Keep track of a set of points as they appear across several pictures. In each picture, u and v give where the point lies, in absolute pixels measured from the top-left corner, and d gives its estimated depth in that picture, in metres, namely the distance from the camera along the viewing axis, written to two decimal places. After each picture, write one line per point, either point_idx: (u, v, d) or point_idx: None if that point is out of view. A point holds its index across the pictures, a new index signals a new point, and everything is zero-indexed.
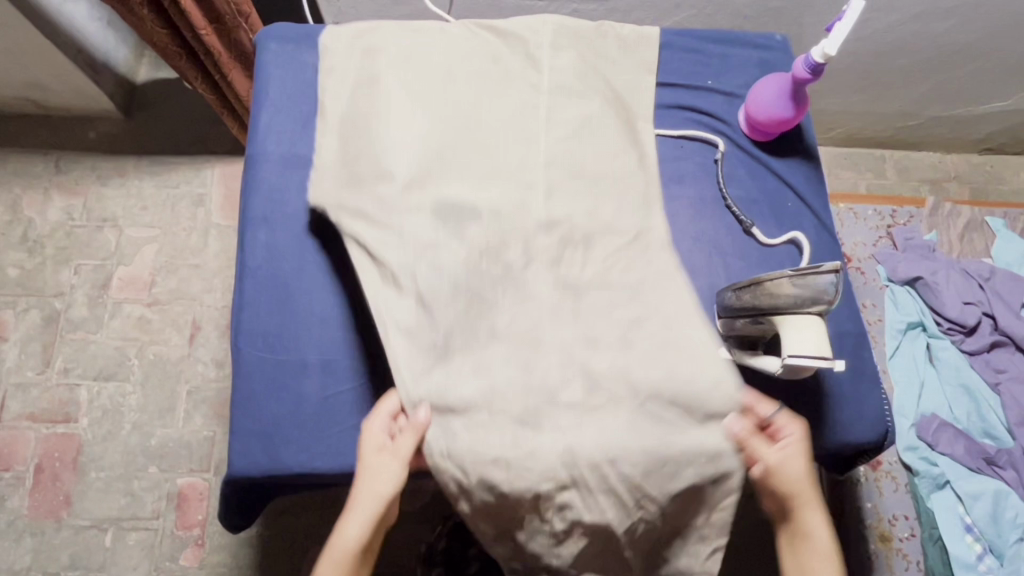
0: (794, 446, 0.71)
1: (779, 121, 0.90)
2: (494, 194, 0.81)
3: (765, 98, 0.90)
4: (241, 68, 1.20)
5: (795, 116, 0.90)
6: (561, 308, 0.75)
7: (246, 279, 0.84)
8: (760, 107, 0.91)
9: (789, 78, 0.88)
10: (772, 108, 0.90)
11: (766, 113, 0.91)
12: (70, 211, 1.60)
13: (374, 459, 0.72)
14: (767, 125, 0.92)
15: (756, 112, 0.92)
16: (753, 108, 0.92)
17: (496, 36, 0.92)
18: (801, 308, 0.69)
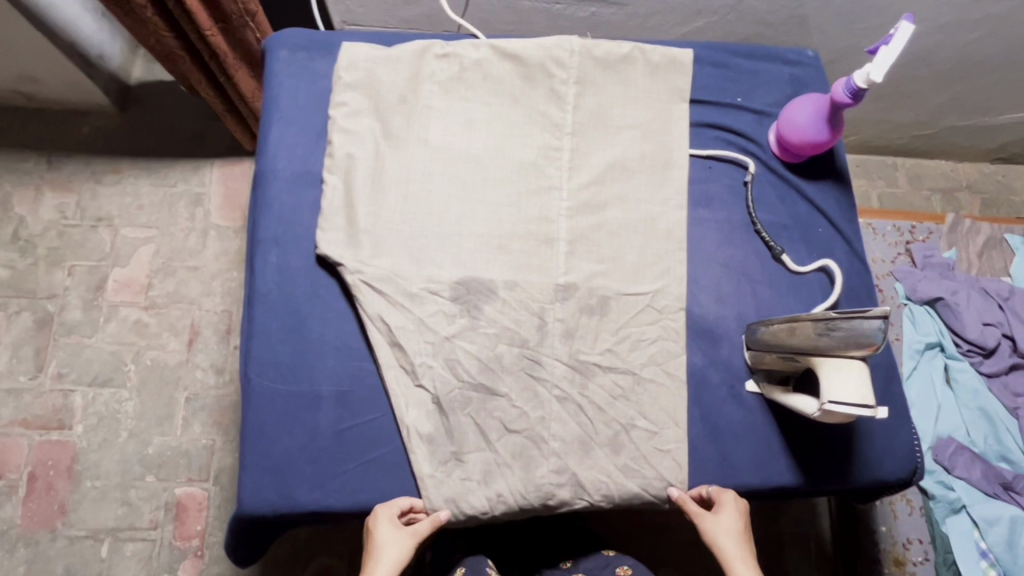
0: (730, 512, 0.76)
1: (810, 142, 0.87)
2: (516, 250, 0.84)
3: (798, 117, 0.87)
4: (245, 66, 1.15)
5: (830, 138, 0.86)
6: (569, 387, 0.80)
7: (256, 304, 0.80)
8: (794, 130, 0.87)
9: (825, 100, 0.84)
10: (808, 129, 0.86)
11: (797, 134, 0.87)
12: (63, 210, 1.54)
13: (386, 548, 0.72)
14: (799, 146, 0.88)
15: (787, 130, 0.88)
16: (786, 130, 0.88)
17: (518, 64, 0.90)
18: (843, 351, 0.67)
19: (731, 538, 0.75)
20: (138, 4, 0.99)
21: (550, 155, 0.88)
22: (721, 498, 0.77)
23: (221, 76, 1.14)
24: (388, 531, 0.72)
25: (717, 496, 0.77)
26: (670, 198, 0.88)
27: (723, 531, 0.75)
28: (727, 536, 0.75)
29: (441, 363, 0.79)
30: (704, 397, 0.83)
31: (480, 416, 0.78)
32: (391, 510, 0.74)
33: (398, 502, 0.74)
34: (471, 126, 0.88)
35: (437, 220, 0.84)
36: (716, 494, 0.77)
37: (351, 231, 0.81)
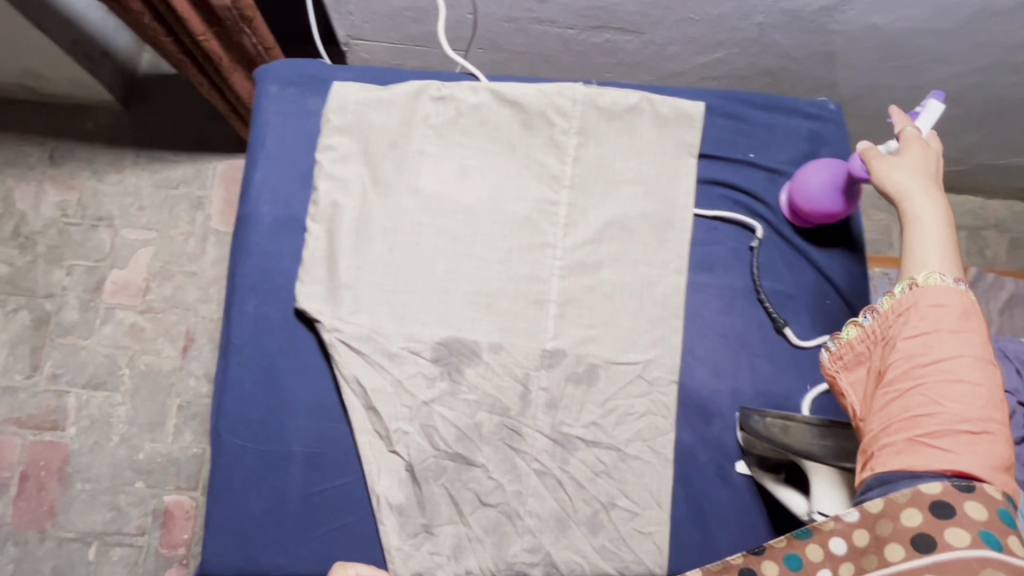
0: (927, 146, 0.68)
1: (823, 208, 0.81)
2: (503, 309, 0.80)
3: (813, 180, 0.81)
4: (242, 68, 1.08)
5: (844, 206, 0.81)
6: (550, 461, 0.77)
7: (230, 357, 0.78)
8: (806, 197, 0.82)
9: (842, 169, 0.79)
10: (823, 195, 0.81)
11: (811, 199, 0.81)
12: (64, 208, 1.45)
13: None
14: (812, 210, 0.82)
15: (800, 192, 0.83)
16: (798, 197, 0.83)
17: (518, 111, 0.85)
18: (835, 461, 0.64)
19: (928, 168, 0.66)
20: (132, 9, 0.90)
21: (546, 209, 0.83)
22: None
23: (215, 76, 1.07)
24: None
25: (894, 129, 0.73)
26: (669, 260, 0.83)
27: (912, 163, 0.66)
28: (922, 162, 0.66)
29: (418, 430, 0.76)
30: (691, 477, 0.79)
31: (454, 487, 0.75)
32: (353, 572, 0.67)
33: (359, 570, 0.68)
34: (465, 175, 0.83)
35: (421, 276, 0.80)
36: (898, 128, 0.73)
37: (331, 286, 0.78)
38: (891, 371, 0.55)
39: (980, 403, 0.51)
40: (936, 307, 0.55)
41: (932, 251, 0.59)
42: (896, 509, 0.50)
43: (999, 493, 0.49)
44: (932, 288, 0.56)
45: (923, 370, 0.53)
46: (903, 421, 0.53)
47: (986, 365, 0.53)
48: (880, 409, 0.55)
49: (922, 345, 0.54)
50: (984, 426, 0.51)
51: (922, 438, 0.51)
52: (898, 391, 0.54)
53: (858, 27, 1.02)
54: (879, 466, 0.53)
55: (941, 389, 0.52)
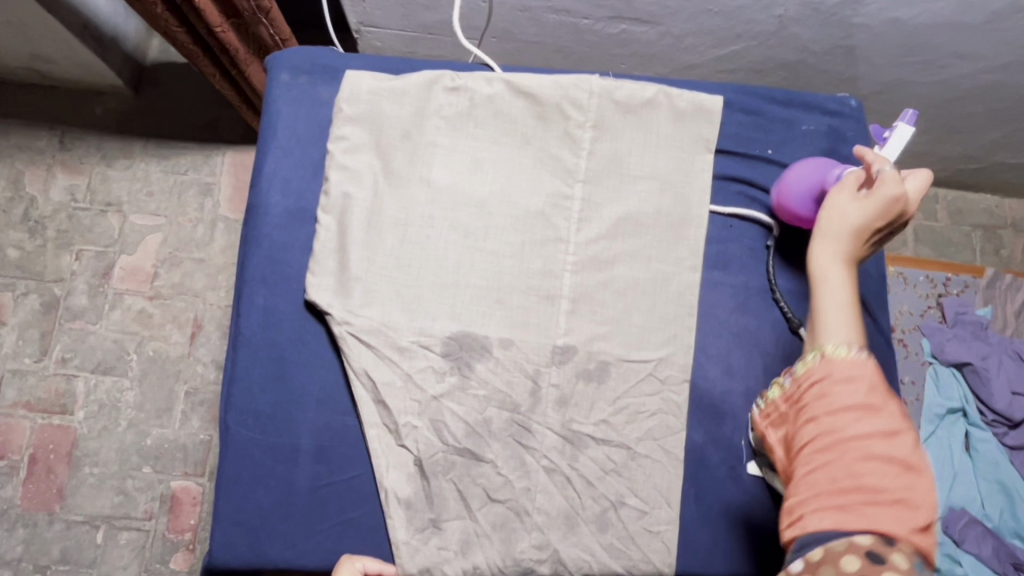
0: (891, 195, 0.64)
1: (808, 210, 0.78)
2: (514, 304, 0.80)
3: (800, 180, 0.78)
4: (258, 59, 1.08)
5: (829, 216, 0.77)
6: (559, 458, 0.76)
7: (240, 348, 0.77)
8: (784, 206, 0.80)
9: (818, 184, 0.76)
10: (807, 197, 0.78)
11: (796, 197, 0.79)
12: (73, 192, 1.45)
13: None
14: (793, 212, 0.80)
15: (784, 194, 0.80)
16: (778, 202, 0.81)
17: (532, 103, 0.84)
18: None
19: (869, 224, 0.64)
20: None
21: (560, 203, 0.82)
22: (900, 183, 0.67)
23: (231, 69, 1.06)
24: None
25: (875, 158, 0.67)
26: (684, 257, 0.82)
27: (853, 216, 0.64)
28: (867, 215, 0.63)
29: (427, 424, 0.75)
30: (701, 477, 0.79)
31: (463, 482, 0.75)
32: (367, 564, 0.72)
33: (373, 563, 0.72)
34: (478, 167, 0.82)
35: (432, 269, 0.79)
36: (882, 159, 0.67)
37: (341, 277, 0.77)
38: (813, 438, 0.56)
39: (894, 468, 0.52)
40: (842, 379, 0.56)
41: (839, 322, 0.60)
42: (833, 557, 0.49)
43: (915, 550, 0.49)
44: (843, 359, 0.57)
45: (842, 439, 0.54)
46: (827, 484, 0.53)
47: (899, 435, 0.53)
48: (806, 474, 0.55)
49: (839, 413, 0.55)
50: (901, 495, 0.51)
51: (847, 503, 0.51)
52: (812, 461, 0.55)
53: (881, 22, 1.00)
54: (801, 531, 0.53)
55: (861, 458, 0.53)
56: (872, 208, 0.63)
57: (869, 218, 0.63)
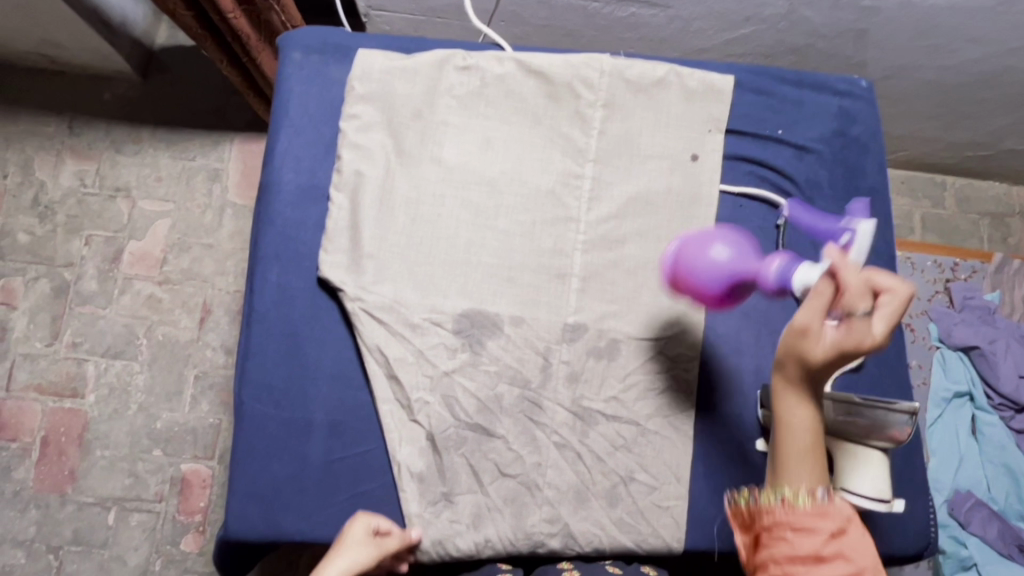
0: (865, 327, 0.53)
1: (717, 294, 0.70)
2: (524, 283, 0.80)
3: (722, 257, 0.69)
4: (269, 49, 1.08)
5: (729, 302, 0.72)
6: (570, 434, 0.77)
7: (253, 324, 0.78)
8: (697, 288, 0.71)
9: (743, 273, 0.70)
10: (724, 283, 0.70)
11: (715, 273, 0.69)
12: (83, 176, 1.44)
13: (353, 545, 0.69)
14: (704, 296, 0.71)
15: (697, 265, 0.70)
16: (690, 281, 0.71)
17: (544, 83, 0.84)
18: (867, 439, 0.64)
19: (833, 362, 0.55)
20: None
21: (570, 182, 0.83)
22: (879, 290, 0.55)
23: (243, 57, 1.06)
24: (364, 552, 0.68)
25: (841, 269, 0.56)
26: None
27: (816, 352, 0.55)
28: (830, 353, 0.54)
29: (439, 400, 0.76)
30: (711, 454, 0.79)
31: (474, 457, 0.76)
32: (375, 521, 0.71)
33: (381, 519, 0.72)
34: (489, 147, 0.82)
35: (444, 247, 0.80)
36: (845, 268, 0.56)
37: (354, 254, 0.78)
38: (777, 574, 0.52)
39: None
40: (808, 528, 0.53)
41: (801, 458, 0.57)
42: None
43: None
44: (803, 498, 0.54)
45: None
46: None
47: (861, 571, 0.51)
48: None
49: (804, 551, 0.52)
50: None
51: None
52: None
53: (891, 5, 0.99)
54: None
55: None
56: (849, 340, 0.54)
57: (845, 350, 0.54)
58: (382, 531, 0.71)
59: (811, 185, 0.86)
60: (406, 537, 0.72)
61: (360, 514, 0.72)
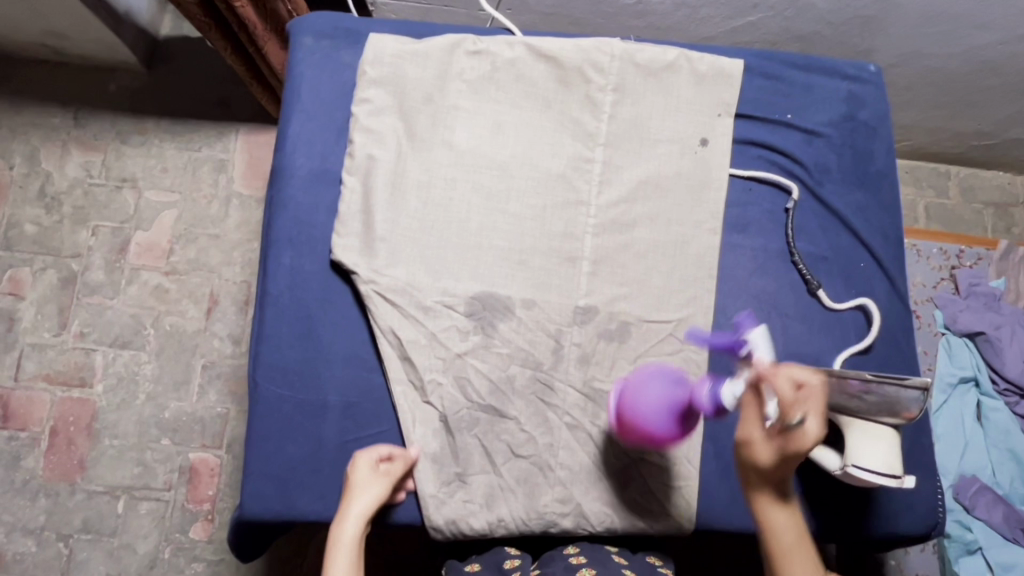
0: (801, 433, 0.63)
1: (665, 434, 0.67)
2: (536, 266, 0.81)
3: (648, 396, 0.68)
4: (275, 38, 1.05)
5: (686, 432, 0.69)
6: (581, 416, 0.78)
7: (267, 307, 0.78)
8: (642, 425, 0.68)
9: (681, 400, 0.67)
10: (668, 416, 0.67)
11: (650, 415, 0.67)
12: (89, 168, 1.37)
13: (363, 479, 0.71)
14: (652, 434, 0.68)
15: (634, 408, 0.69)
16: (634, 421, 0.68)
17: (555, 67, 0.84)
18: (874, 416, 0.66)
19: (787, 462, 0.65)
20: None
21: (581, 166, 0.83)
22: (803, 386, 0.64)
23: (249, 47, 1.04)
24: (379, 486, 0.71)
25: (770, 377, 0.64)
26: (703, 220, 0.83)
27: (766, 456, 0.65)
28: (777, 457, 0.64)
29: (452, 382, 0.77)
30: (722, 435, 0.80)
31: (487, 438, 0.76)
32: (373, 454, 0.73)
33: (378, 448, 0.73)
34: (500, 131, 0.83)
35: (456, 230, 0.80)
36: (774, 375, 0.64)
37: (366, 238, 0.78)
38: None
39: None
40: None
41: (793, 545, 0.65)
42: None
43: None
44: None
45: None
46: None
47: None
48: None
49: None
50: None
51: None
52: None
53: None
54: None
55: None
56: (791, 445, 0.64)
57: (791, 455, 0.64)
58: (387, 458, 0.74)
59: (821, 168, 0.87)
60: (407, 457, 0.74)
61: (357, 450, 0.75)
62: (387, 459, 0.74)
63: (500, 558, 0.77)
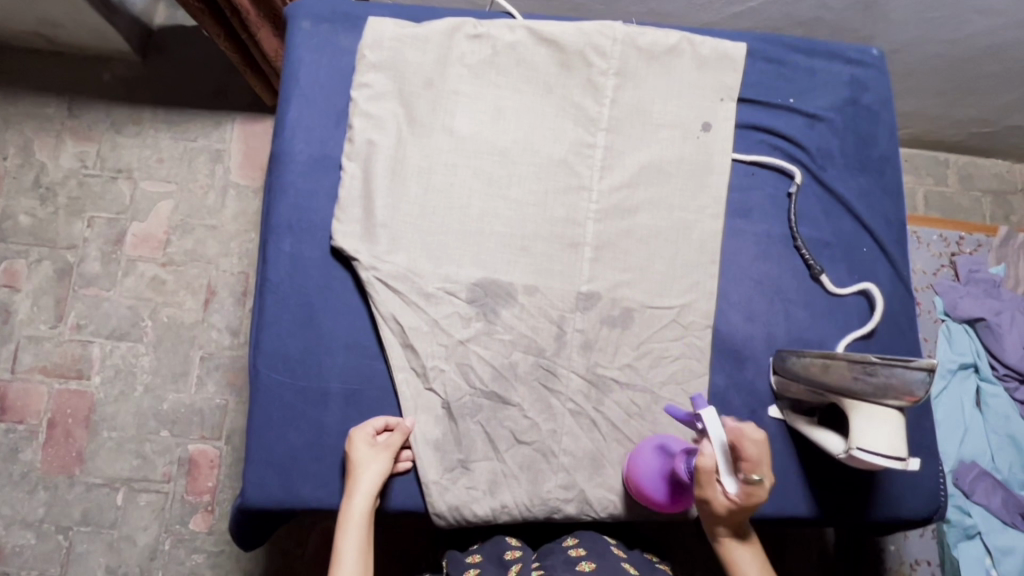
0: (757, 492, 0.65)
1: (661, 505, 0.73)
2: (538, 252, 0.80)
3: (638, 468, 0.74)
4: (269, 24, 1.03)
5: (688, 499, 0.73)
6: (584, 402, 0.77)
7: (267, 294, 0.77)
8: (639, 493, 0.74)
9: (668, 465, 0.72)
10: (659, 483, 0.72)
11: (641, 487, 0.73)
12: (83, 158, 1.36)
13: (364, 455, 0.72)
14: (652, 500, 0.73)
15: (631, 480, 0.75)
16: (633, 491, 0.74)
17: (556, 51, 0.83)
18: (880, 399, 0.65)
19: (744, 512, 0.66)
20: None
21: (582, 151, 0.82)
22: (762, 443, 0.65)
23: (242, 33, 1.02)
24: (382, 460, 0.72)
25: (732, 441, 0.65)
26: (706, 205, 0.83)
27: (723, 510, 0.67)
28: (735, 510, 0.66)
29: (454, 368, 0.76)
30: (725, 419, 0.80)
31: (490, 424, 0.76)
32: (369, 429, 0.73)
33: (373, 422, 0.73)
34: (500, 116, 0.82)
35: (456, 216, 0.79)
36: (739, 440, 0.64)
37: (367, 224, 0.78)
38: None
39: None
40: None
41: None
42: None
43: None
44: None
45: None
46: None
47: None
48: None
49: None
50: None
51: None
52: None
53: None
54: None
55: None
56: (747, 502, 0.65)
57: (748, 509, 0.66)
58: (384, 429, 0.74)
59: (823, 153, 0.86)
60: (404, 427, 0.74)
61: (350, 428, 0.75)
62: (385, 430, 0.74)
63: (500, 550, 0.77)
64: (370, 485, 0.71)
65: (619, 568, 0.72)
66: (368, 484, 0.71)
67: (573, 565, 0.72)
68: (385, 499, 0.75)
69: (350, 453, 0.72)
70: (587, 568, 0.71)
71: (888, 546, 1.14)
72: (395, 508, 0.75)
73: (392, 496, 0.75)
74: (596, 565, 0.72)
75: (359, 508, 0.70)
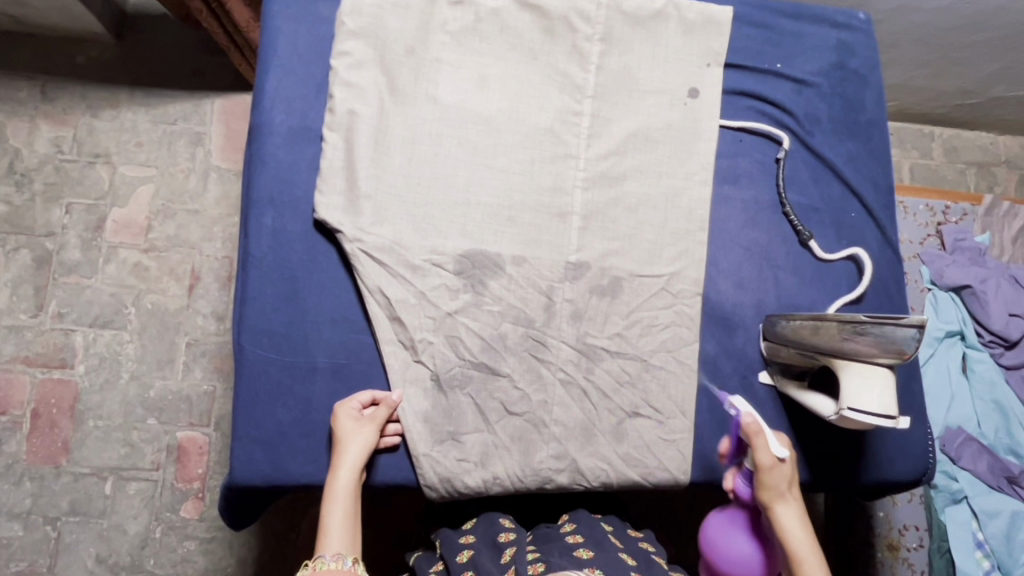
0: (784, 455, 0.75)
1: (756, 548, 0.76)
2: (525, 223, 0.79)
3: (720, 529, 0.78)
4: None
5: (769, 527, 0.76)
6: (575, 373, 0.77)
7: (250, 269, 0.76)
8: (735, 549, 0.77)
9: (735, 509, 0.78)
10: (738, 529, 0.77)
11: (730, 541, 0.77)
12: (60, 143, 1.32)
13: (349, 428, 0.71)
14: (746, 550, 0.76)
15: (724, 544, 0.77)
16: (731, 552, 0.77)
17: (541, 18, 0.82)
18: (870, 358, 0.64)
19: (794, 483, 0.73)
20: None
21: (568, 119, 0.81)
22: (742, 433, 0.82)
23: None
24: (367, 432, 0.71)
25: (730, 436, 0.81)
26: (695, 171, 0.82)
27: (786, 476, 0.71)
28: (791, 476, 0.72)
29: (442, 340, 0.75)
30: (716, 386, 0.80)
31: (481, 396, 0.75)
32: (355, 402, 0.72)
33: (360, 396, 0.73)
34: (484, 84, 0.80)
35: (441, 187, 0.78)
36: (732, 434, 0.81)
37: (351, 196, 0.76)
38: None
39: None
40: None
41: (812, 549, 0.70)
42: None
43: None
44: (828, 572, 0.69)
45: None
46: None
47: None
48: None
49: None
50: None
51: None
52: None
53: None
54: None
55: None
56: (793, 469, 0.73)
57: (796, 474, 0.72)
58: (371, 403, 0.73)
59: (811, 118, 0.86)
60: (390, 401, 0.73)
61: (337, 401, 0.74)
62: (372, 404, 0.74)
63: (495, 532, 0.76)
64: (355, 458, 0.70)
65: (616, 559, 0.70)
66: (353, 457, 0.71)
67: (571, 550, 0.69)
68: (372, 474, 0.74)
69: (335, 426, 0.72)
70: (586, 555, 0.69)
71: (877, 514, 1.15)
72: (382, 483, 0.75)
73: (381, 471, 0.74)
74: (593, 553, 0.69)
75: (343, 483, 0.70)
